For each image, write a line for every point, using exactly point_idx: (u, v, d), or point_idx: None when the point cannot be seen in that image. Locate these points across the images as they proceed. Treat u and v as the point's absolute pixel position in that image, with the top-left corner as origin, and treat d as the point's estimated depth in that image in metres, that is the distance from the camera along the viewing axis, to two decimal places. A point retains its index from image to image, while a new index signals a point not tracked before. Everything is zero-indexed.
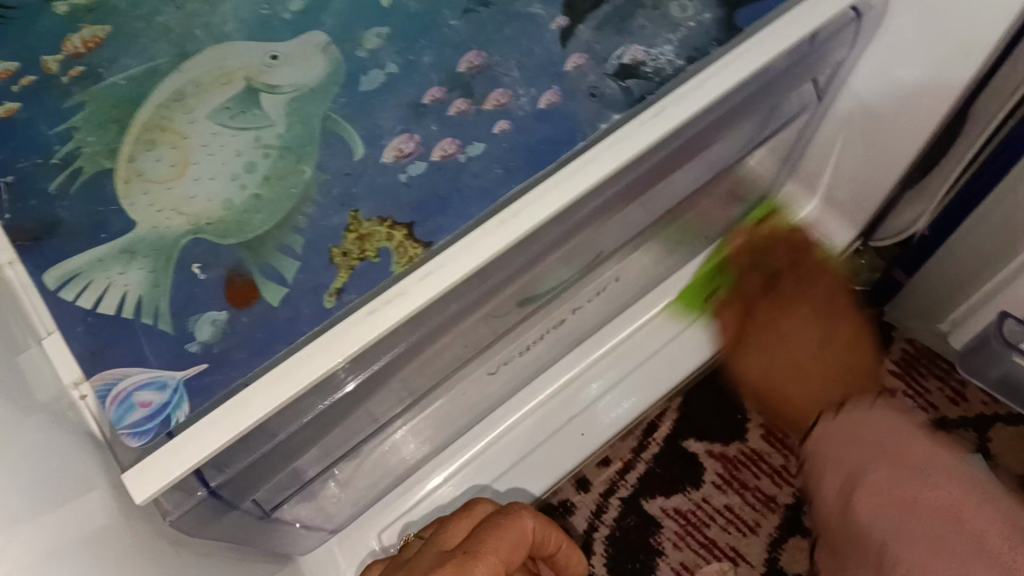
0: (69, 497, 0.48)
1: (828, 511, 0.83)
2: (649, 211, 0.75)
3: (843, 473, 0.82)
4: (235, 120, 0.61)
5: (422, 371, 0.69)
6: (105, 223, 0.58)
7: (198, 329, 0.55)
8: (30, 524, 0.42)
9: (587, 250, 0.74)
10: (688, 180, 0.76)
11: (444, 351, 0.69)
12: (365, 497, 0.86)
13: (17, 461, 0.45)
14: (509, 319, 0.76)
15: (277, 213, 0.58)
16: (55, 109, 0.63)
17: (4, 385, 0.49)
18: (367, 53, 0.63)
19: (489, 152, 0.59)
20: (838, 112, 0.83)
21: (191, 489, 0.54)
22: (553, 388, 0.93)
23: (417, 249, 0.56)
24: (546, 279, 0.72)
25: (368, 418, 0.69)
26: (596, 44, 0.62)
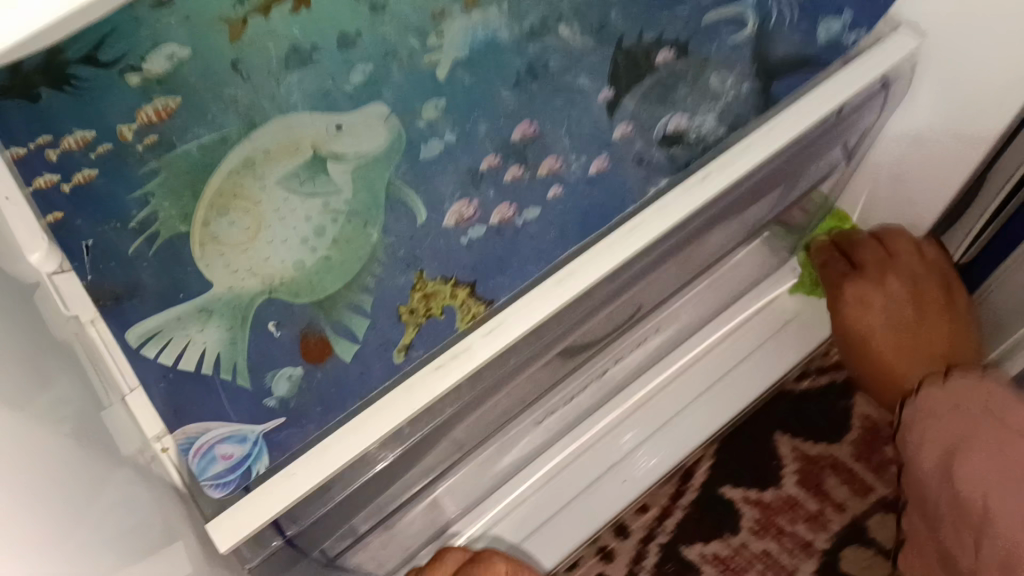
0: (155, 547, 0.50)
1: (934, 503, 0.77)
2: (686, 268, 0.80)
3: (939, 447, 0.76)
4: (305, 187, 0.65)
5: (474, 425, 0.72)
6: (184, 285, 0.62)
7: (276, 384, 0.58)
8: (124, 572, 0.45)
9: (629, 306, 0.77)
10: (723, 238, 0.79)
11: (496, 404, 0.72)
12: (411, 546, 0.88)
13: (108, 512, 0.47)
14: (555, 373, 0.79)
15: (347, 274, 0.62)
16: (130, 176, 0.67)
17: (95, 438, 0.51)
18: (426, 123, 0.67)
19: (544, 216, 0.63)
20: (869, 163, 0.89)
21: (267, 540, 0.57)
22: (591, 436, 0.96)
23: (480, 307, 0.60)
24: (591, 334, 0.75)
25: (422, 471, 0.72)
26: (641, 114, 0.66)
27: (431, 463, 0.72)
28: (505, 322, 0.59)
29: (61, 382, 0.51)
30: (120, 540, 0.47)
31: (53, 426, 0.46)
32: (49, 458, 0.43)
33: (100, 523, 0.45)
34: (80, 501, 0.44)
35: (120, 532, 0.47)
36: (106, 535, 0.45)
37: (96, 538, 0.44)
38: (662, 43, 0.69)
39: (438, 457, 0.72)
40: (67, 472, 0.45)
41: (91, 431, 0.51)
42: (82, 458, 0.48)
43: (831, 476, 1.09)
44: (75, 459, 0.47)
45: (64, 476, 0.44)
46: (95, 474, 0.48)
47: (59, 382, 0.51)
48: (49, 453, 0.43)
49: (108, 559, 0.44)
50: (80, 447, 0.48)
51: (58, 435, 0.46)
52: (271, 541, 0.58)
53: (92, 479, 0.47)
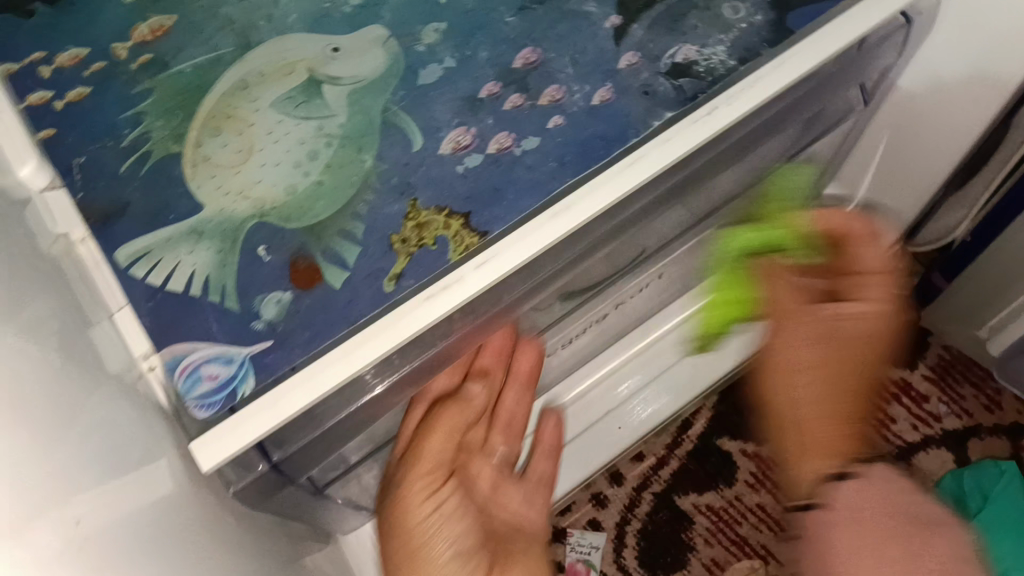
0: (126, 491, 0.45)
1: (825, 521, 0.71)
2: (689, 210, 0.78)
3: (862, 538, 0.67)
4: (299, 110, 0.63)
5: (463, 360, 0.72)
6: (174, 206, 0.61)
7: (264, 308, 0.57)
8: (118, 481, 0.45)
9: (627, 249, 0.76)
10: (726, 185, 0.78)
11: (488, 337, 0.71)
12: None
13: (79, 446, 0.42)
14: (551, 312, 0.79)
15: (339, 199, 0.60)
16: (123, 94, 0.65)
17: (82, 351, 0.50)
18: (425, 48, 0.65)
19: (543, 146, 0.60)
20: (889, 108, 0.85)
21: (252, 464, 0.58)
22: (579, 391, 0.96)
23: (473, 238, 0.58)
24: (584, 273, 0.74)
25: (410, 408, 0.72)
26: (649, 43, 0.63)
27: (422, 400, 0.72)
28: (498, 254, 0.57)
29: (46, 297, 0.50)
30: (109, 454, 0.46)
31: (22, 346, 0.41)
32: (17, 373, 0.38)
33: (93, 433, 0.45)
34: (49, 424, 0.39)
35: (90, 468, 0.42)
36: (92, 455, 0.43)
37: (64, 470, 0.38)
38: None
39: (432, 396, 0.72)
40: (34, 392, 0.39)
41: (78, 346, 0.50)
42: (55, 384, 0.43)
43: None
44: (46, 382, 0.41)
45: (32, 397, 0.38)
46: (66, 407, 0.43)
47: (43, 296, 0.49)
48: (37, 365, 0.42)
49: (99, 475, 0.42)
50: (53, 375, 0.43)
51: (25, 355, 0.41)
52: (256, 466, 0.58)
53: (60, 407, 0.42)
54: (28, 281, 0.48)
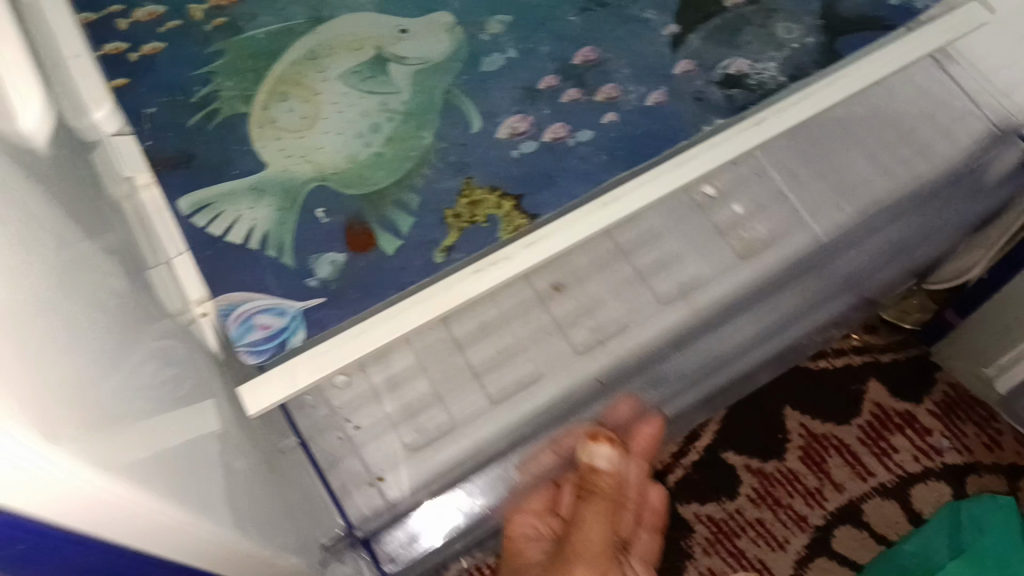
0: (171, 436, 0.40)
1: None
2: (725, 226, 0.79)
3: None
4: (365, 84, 0.66)
5: (502, 376, 0.67)
6: (239, 162, 0.63)
7: (318, 267, 0.59)
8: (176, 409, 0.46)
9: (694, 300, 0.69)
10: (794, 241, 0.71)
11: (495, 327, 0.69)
12: None
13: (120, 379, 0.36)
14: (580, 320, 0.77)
15: (397, 171, 0.63)
16: (196, 54, 0.68)
17: (140, 287, 0.52)
18: (489, 37, 0.67)
19: (596, 139, 0.63)
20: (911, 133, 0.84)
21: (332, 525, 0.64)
22: None
23: (523, 220, 0.60)
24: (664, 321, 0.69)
25: (463, 460, 0.65)
26: (704, 53, 0.66)
27: (458, 424, 0.66)
28: (547, 236, 0.59)
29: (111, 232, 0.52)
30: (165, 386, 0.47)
31: (51, 256, 0.36)
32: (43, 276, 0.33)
33: (150, 361, 0.46)
34: (84, 338, 0.34)
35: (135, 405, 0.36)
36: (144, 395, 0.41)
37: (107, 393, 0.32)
38: None
39: (465, 413, 0.66)
40: (64, 304, 0.34)
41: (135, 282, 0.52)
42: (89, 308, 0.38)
43: (835, 457, 1.02)
44: (79, 303, 0.36)
45: (61, 307, 0.33)
46: (101, 336, 0.37)
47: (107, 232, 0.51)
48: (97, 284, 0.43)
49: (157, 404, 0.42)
50: (88, 299, 0.38)
51: (59, 268, 0.36)
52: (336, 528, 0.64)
53: (98, 332, 0.37)
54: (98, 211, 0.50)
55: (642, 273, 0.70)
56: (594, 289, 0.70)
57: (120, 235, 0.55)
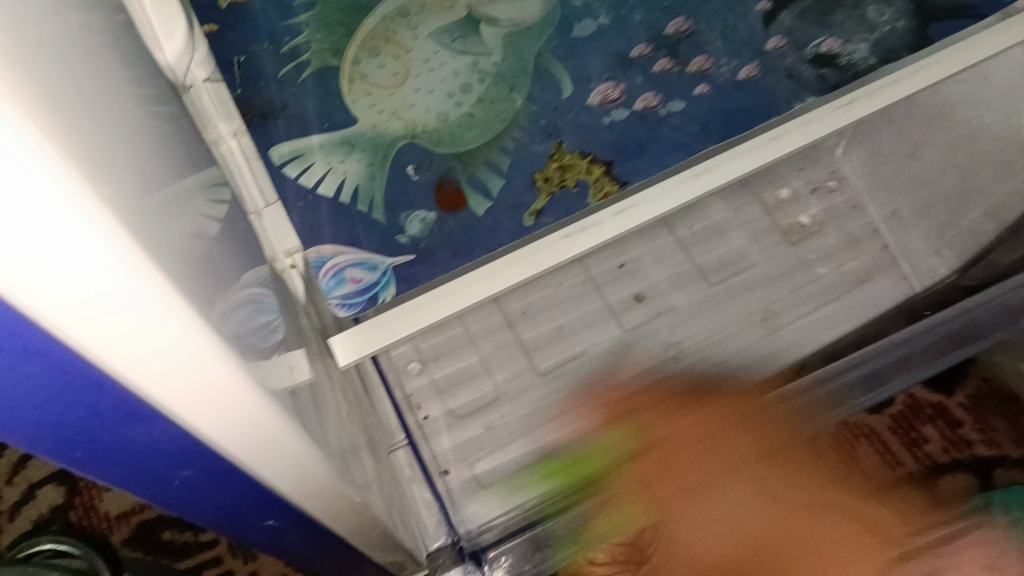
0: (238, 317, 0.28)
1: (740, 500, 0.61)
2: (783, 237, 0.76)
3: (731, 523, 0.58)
4: (456, 44, 0.66)
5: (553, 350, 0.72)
6: (329, 115, 0.63)
7: (408, 224, 0.59)
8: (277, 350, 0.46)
9: (752, 301, 0.73)
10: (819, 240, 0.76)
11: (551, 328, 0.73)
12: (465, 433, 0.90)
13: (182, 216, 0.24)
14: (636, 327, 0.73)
15: (487, 132, 0.62)
16: (286, 4, 0.67)
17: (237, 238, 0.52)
18: (581, 4, 0.67)
19: (688, 110, 0.63)
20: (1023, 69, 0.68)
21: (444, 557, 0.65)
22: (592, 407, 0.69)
23: (613, 186, 0.60)
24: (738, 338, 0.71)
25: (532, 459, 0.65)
26: (796, 31, 0.66)
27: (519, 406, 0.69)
28: (637, 204, 0.58)
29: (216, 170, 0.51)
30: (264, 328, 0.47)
31: (104, 39, 0.24)
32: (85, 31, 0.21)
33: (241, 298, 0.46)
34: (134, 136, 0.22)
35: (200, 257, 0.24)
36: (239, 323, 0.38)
37: (159, 198, 0.20)
38: None
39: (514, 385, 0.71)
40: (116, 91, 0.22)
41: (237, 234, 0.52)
42: (149, 129, 0.26)
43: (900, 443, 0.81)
44: (138, 115, 0.25)
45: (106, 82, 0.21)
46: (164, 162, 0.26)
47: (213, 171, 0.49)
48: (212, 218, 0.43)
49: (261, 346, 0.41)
50: (146, 123, 0.26)
51: (108, 53, 0.24)
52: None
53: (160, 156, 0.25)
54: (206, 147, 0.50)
55: (702, 271, 0.75)
56: (654, 276, 0.75)
57: (218, 179, 0.53)
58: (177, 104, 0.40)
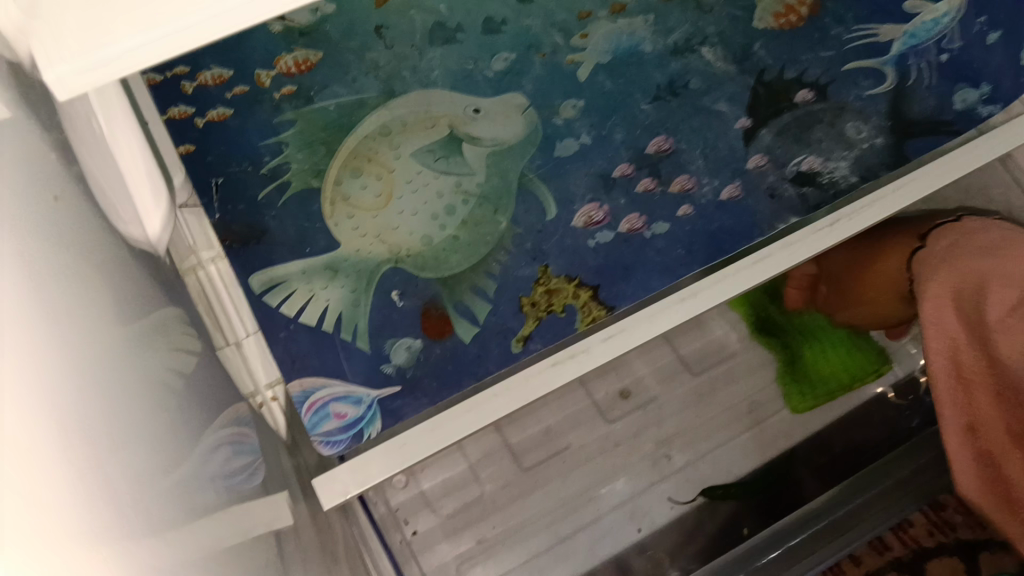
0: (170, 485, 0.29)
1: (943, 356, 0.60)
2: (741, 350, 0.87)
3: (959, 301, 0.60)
4: (439, 164, 0.65)
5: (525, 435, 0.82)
6: (311, 240, 0.62)
7: (394, 353, 0.58)
8: (246, 506, 0.44)
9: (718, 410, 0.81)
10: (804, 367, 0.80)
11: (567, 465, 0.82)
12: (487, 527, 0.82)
13: (114, 408, 0.25)
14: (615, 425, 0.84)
15: (473, 256, 0.62)
16: (266, 121, 0.66)
17: (218, 379, 0.51)
18: (563, 121, 0.68)
19: (673, 232, 0.63)
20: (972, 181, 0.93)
21: None
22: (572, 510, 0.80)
23: (601, 311, 0.60)
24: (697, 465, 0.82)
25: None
26: (778, 149, 0.67)
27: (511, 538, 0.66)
28: (626, 328, 0.60)
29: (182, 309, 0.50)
30: (237, 472, 0.47)
31: (45, 232, 0.26)
32: (15, 242, 0.22)
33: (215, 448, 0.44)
34: (67, 341, 0.23)
35: (127, 445, 0.25)
36: (209, 491, 0.39)
37: (76, 412, 0.22)
38: (801, 83, 0.71)
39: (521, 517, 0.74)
40: (50, 293, 0.24)
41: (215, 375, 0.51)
42: (94, 317, 0.27)
43: None
44: (75, 303, 0.26)
45: (36, 292, 0.22)
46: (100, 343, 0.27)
47: (183, 319, 0.49)
48: (175, 369, 0.42)
49: (223, 500, 0.41)
50: (88, 305, 0.27)
51: (49, 247, 0.26)
52: None
53: (96, 346, 0.26)
54: (170, 289, 0.48)
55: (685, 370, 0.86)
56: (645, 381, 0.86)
57: (191, 315, 0.51)
58: (133, 268, 0.39)
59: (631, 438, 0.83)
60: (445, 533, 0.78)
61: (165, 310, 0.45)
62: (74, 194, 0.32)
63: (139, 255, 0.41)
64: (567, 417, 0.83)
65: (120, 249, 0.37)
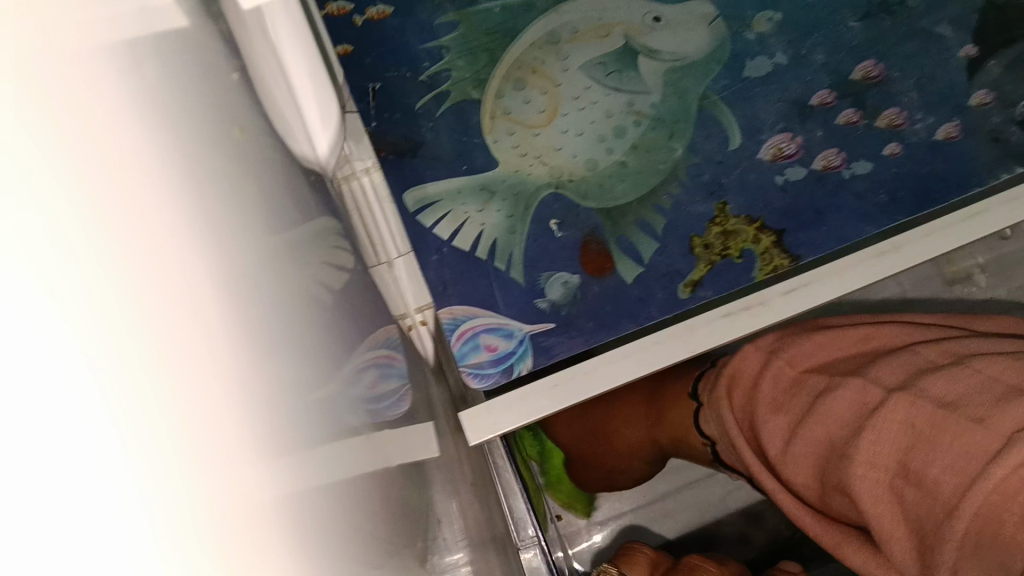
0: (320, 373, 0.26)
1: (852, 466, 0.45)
2: None
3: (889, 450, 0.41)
4: (610, 79, 0.59)
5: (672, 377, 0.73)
6: (468, 156, 0.57)
7: (549, 287, 0.54)
8: (388, 432, 0.40)
9: None
10: None
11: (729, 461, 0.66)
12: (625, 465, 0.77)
13: (269, 308, 0.21)
14: None
15: (641, 186, 0.56)
16: (426, 22, 0.60)
17: (371, 299, 0.48)
18: (756, 36, 0.59)
19: (876, 174, 0.56)
20: None
21: None
22: None
23: (783, 260, 0.53)
24: None
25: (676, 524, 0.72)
26: (1005, 84, 0.59)
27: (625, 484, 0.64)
28: (811, 283, 0.52)
29: (336, 221, 0.46)
30: (384, 396, 0.43)
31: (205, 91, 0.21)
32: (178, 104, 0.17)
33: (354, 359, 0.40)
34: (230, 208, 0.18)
35: (284, 353, 0.21)
36: (355, 411, 0.35)
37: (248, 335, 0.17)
38: None
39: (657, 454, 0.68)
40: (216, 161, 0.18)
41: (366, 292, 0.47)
42: (244, 205, 0.22)
43: None
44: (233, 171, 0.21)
45: (191, 174, 0.17)
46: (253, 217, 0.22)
47: (332, 225, 0.45)
48: (324, 282, 0.39)
49: (377, 425, 0.38)
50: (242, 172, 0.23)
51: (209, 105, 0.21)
52: None
53: (247, 237, 0.21)
54: (328, 202, 0.45)
55: None
56: None
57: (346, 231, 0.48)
58: (306, 194, 0.36)
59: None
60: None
61: (318, 221, 0.42)
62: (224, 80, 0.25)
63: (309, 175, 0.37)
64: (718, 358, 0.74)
65: (291, 163, 0.34)
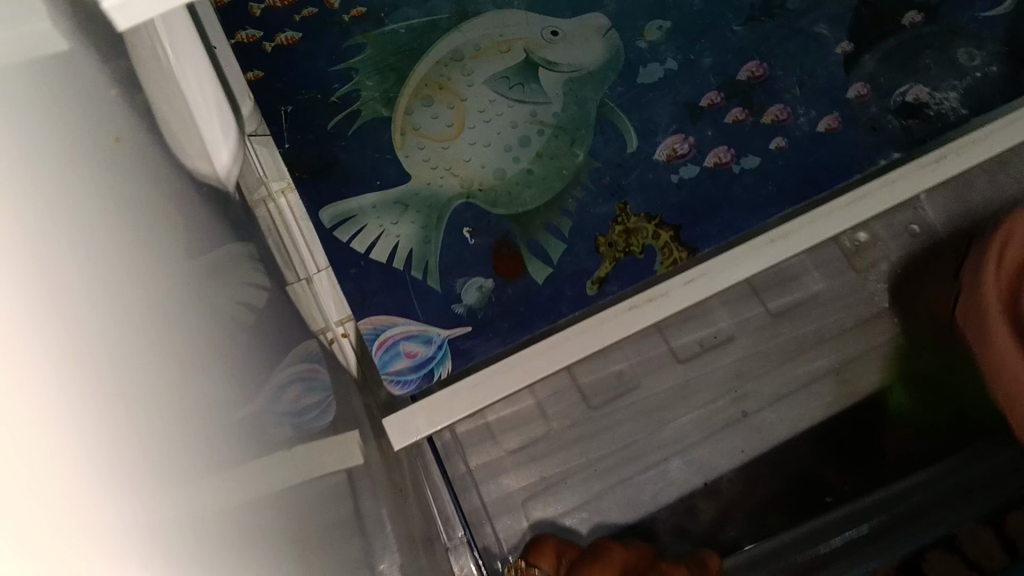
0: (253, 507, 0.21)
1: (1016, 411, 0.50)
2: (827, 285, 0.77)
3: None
4: (513, 91, 0.62)
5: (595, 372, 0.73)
6: (380, 172, 0.60)
7: (465, 293, 0.56)
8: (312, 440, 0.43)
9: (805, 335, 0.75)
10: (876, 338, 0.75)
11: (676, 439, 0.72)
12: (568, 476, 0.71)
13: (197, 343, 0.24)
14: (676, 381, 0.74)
15: (547, 191, 0.59)
16: (334, 47, 0.63)
17: (290, 314, 0.50)
18: (647, 44, 0.63)
19: (763, 167, 0.60)
20: None
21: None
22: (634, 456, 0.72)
23: (682, 253, 0.57)
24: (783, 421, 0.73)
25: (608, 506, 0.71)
26: (880, 77, 0.63)
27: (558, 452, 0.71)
28: (706, 273, 0.55)
29: (255, 242, 0.48)
30: (312, 409, 0.46)
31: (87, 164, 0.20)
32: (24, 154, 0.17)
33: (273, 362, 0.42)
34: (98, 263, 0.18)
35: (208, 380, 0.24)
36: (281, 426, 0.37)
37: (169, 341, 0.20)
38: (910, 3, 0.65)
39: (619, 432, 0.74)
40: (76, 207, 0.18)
41: (284, 306, 0.49)
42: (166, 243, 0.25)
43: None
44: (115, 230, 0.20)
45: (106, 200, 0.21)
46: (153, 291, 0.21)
47: (248, 245, 0.46)
48: (248, 298, 0.41)
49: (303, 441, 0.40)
50: (140, 245, 0.21)
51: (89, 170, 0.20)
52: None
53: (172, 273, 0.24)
54: (242, 222, 0.47)
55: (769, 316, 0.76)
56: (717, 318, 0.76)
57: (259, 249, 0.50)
58: (214, 213, 0.38)
59: (711, 382, 0.74)
60: (507, 465, 0.71)
61: (241, 246, 0.43)
62: (141, 176, 0.26)
63: (216, 196, 0.39)
64: (641, 359, 0.74)
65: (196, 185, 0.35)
